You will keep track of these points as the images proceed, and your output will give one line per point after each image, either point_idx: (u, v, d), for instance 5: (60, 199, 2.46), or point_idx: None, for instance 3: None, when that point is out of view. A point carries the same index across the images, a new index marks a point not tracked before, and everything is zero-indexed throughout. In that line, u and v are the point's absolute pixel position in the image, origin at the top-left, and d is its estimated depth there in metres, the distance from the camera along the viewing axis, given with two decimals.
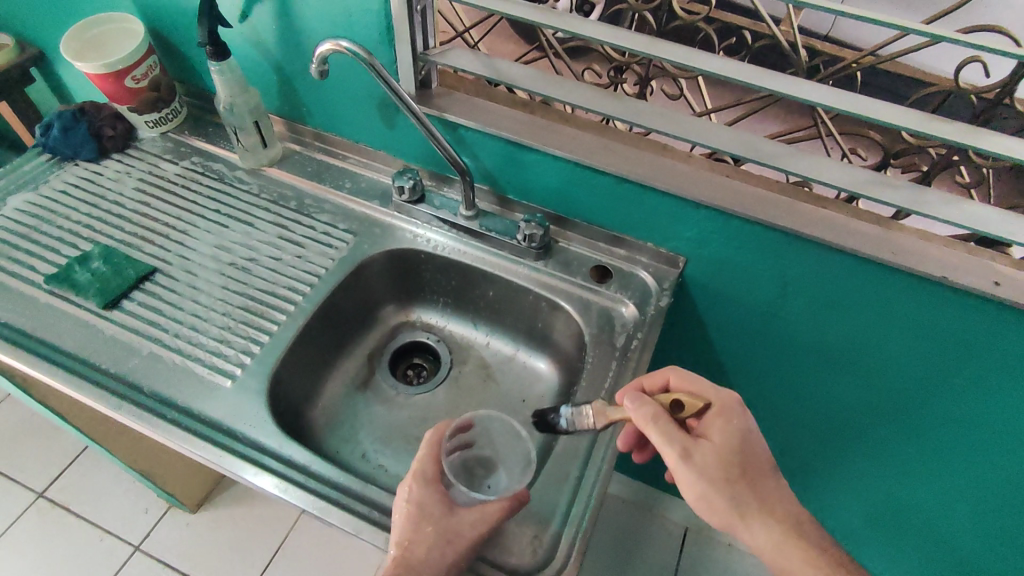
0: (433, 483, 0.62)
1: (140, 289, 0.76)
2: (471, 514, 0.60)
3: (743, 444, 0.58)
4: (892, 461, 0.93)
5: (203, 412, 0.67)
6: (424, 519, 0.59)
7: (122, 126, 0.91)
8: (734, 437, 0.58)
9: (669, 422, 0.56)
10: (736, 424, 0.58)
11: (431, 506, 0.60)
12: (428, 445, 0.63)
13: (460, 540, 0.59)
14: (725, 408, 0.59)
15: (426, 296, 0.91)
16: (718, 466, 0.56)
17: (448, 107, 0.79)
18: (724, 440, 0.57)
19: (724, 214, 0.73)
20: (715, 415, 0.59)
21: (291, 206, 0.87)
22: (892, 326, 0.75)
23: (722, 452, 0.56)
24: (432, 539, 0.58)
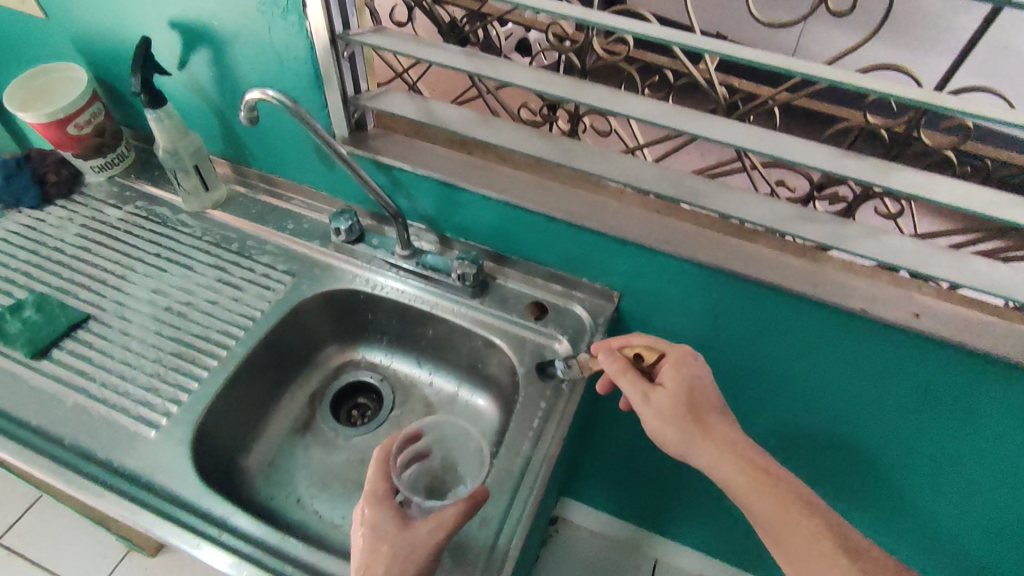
0: (385, 499, 0.58)
1: (71, 337, 0.76)
2: (428, 522, 0.57)
3: (694, 388, 0.64)
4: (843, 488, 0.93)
5: (122, 465, 0.66)
6: (379, 538, 0.55)
7: (67, 172, 0.92)
8: (681, 381, 0.64)
9: (630, 370, 0.65)
10: (684, 368, 0.65)
11: (386, 525, 0.56)
12: (377, 461, 0.60)
13: (417, 552, 0.55)
14: (678, 359, 0.66)
15: (369, 336, 0.91)
16: (673, 406, 0.63)
17: (383, 149, 0.80)
18: (675, 383, 0.64)
19: (652, 251, 0.73)
20: (671, 363, 0.66)
21: (232, 247, 0.87)
22: (825, 358, 0.75)
23: (672, 395, 0.64)
24: (388, 560, 0.54)
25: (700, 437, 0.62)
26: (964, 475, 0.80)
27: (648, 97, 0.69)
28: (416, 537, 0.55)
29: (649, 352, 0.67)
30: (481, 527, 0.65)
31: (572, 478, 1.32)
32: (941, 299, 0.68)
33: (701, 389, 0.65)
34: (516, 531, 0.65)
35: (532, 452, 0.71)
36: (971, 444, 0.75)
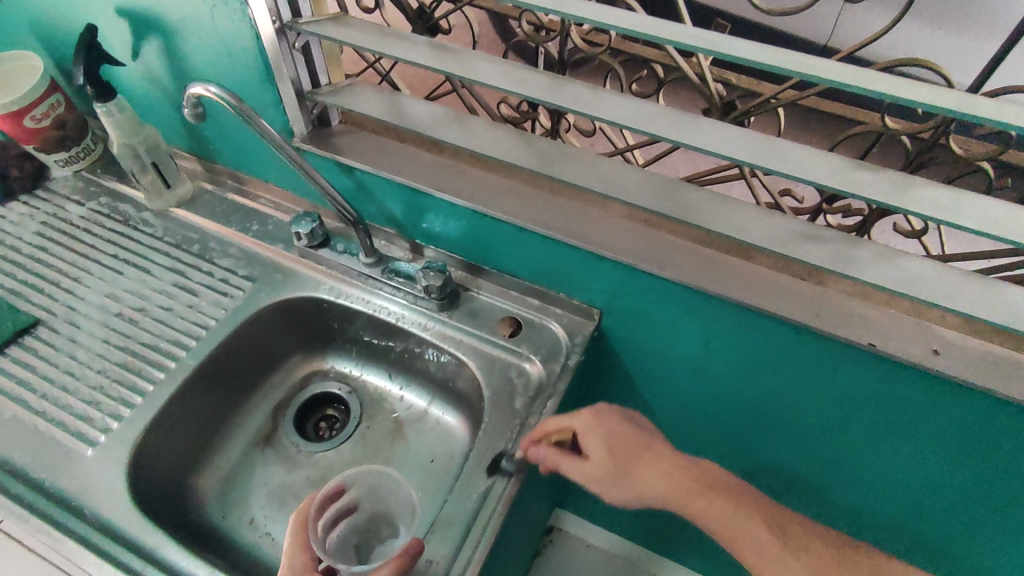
0: (305, 573, 0.56)
1: (17, 343, 0.73)
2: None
3: (617, 439, 0.64)
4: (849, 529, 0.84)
5: (53, 486, 0.63)
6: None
7: (30, 166, 0.88)
8: (604, 442, 0.63)
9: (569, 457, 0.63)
10: (600, 431, 0.64)
11: None
12: (295, 531, 0.59)
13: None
14: (591, 422, 0.64)
15: (338, 345, 0.85)
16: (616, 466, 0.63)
17: (345, 149, 0.74)
18: (600, 450, 0.63)
19: (632, 269, 0.65)
20: (585, 436, 0.64)
21: (192, 249, 0.83)
22: (827, 394, 0.66)
23: (603, 463, 0.63)
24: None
25: (648, 483, 0.63)
26: (987, 530, 0.70)
27: (629, 96, 0.60)
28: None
29: (563, 433, 0.65)
30: (435, 559, 0.60)
31: (564, 493, 1.25)
32: (967, 335, 0.59)
33: (625, 437, 0.64)
34: (473, 560, 0.59)
35: (487, 487, 0.64)
36: (995, 499, 0.65)
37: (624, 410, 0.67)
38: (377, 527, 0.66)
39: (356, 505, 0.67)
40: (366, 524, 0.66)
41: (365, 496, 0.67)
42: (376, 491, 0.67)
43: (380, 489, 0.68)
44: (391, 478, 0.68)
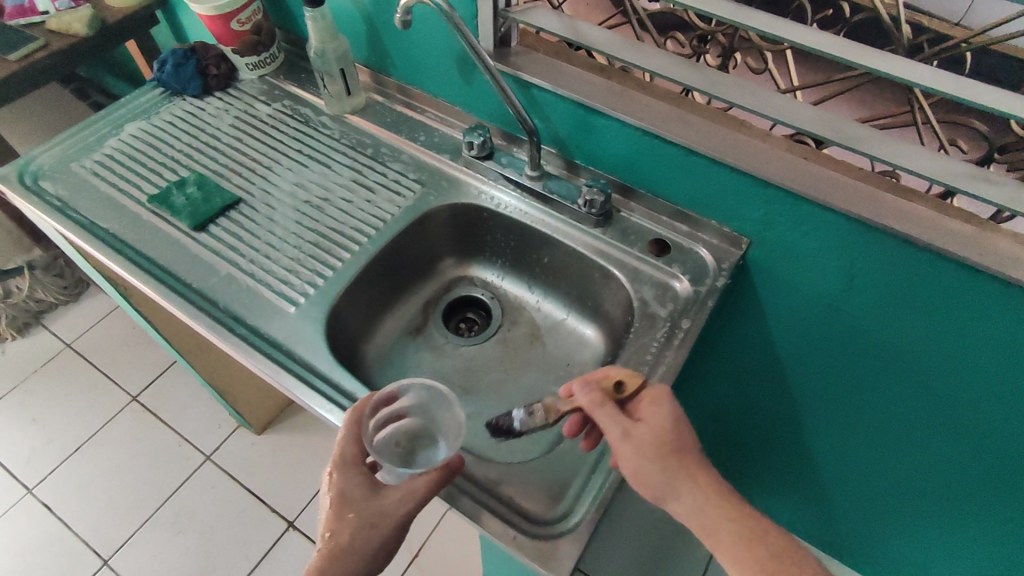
0: (353, 465, 0.62)
1: (225, 216, 0.83)
2: (397, 493, 0.61)
3: (682, 426, 0.59)
4: (940, 479, 0.88)
5: (267, 332, 0.74)
6: (345, 506, 0.60)
7: (225, 66, 0.98)
8: (671, 420, 0.58)
9: (613, 408, 0.59)
10: (671, 405, 0.59)
11: (354, 490, 0.61)
12: (349, 426, 0.63)
13: (386, 519, 0.60)
14: (657, 394, 0.60)
15: (485, 254, 0.93)
16: (652, 443, 0.57)
17: (524, 66, 0.80)
18: (660, 421, 0.58)
19: (796, 196, 0.70)
20: (648, 400, 0.60)
21: (367, 152, 0.92)
22: (967, 337, 0.70)
23: (658, 433, 0.57)
24: (354, 525, 0.59)
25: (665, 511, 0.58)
26: None
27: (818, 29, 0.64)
28: (384, 507, 0.60)
29: (632, 378, 0.60)
30: (559, 491, 0.64)
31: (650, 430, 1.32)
32: None
33: (684, 428, 0.59)
34: (588, 513, 0.62)
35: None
36: None
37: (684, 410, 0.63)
38: (422, 434, 0.68)
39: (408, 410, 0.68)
40: (413, 430, 0.68)
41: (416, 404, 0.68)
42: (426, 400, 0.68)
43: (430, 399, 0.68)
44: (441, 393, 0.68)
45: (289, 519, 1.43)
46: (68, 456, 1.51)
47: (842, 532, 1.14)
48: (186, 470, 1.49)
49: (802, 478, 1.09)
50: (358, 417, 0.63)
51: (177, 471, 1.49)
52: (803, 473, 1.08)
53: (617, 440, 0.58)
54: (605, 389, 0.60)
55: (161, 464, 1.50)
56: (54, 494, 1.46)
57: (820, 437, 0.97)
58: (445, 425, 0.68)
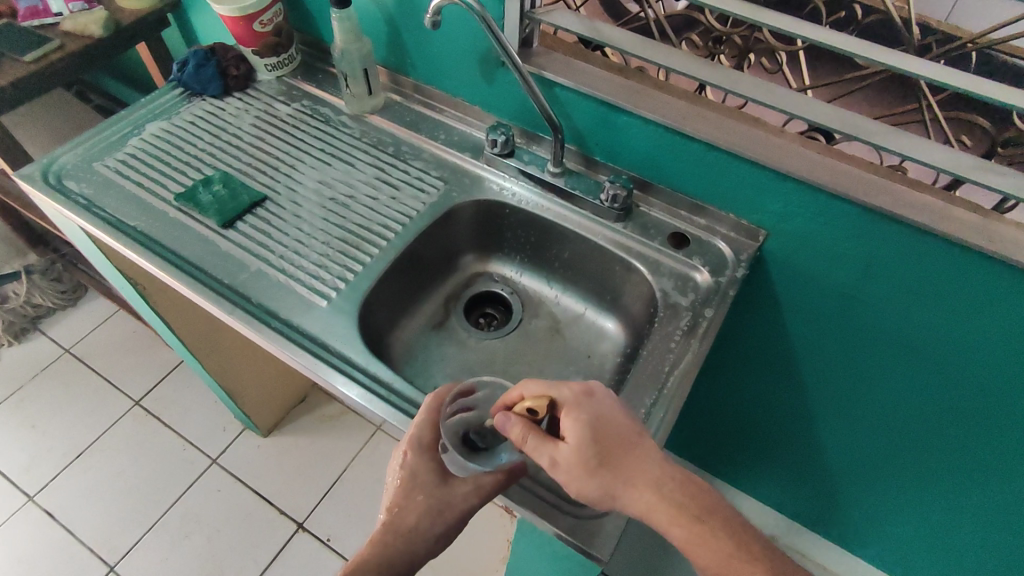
0: (427, 449, 0.63)
1: (252, 213, 0.84)
2: (465, 486, 0.63)
3: (604, 431, 0.55)
4: (945, 461, 0.92)
5: (301, 325, 0.75)
6: (415, 489, 0.63)
7: (245, 67, 0.99)
8: (589, 432, 0.55)
9: (539, 438, 0.55)
10: (588, 415, 0.55)
11: (424, 474, 0.63)
12: (430, 409, 0.63)
13: (450, 509, 0.62)
14: (572, 405, 0.55)
15: (505, 250, 0.95)
16: (580, 468, 0.54)
17: (547, 65, 0.82)
18: (580, 437, 0.54)
19: (813, 188, 0.73)
20: (564, 413, 0.55)
21: (389, 150, 0.93)
22: (975, 321, 0.73)
23: (580, 453, 0.54)
24: (422, 508, 0.62)
25: None
26: None
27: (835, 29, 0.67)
28: (451, 496, 0.63)
29: (541, 402, 0.55)
30: None
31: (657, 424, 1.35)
32: None
33: (608, 432, 0.55)
34: None
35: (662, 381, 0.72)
36: None
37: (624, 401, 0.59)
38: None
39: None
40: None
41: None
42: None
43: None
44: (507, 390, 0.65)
45: (299, 521, 1.43)
46: (70, 462, 1.49)
47: (848, 518, 1.17)
48: (192, 473, 1.48)
49: (808, 466, 1.13)
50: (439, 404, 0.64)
51: (183, 475, 1.48)
52: (810, 461, 1.11)
53: (549, 467, 0.55)
54: (522, 417, 0.56)
55: (166, 468, 1.49)
56: (56, 500, 1.44)
57: (828, 424, 1.01)
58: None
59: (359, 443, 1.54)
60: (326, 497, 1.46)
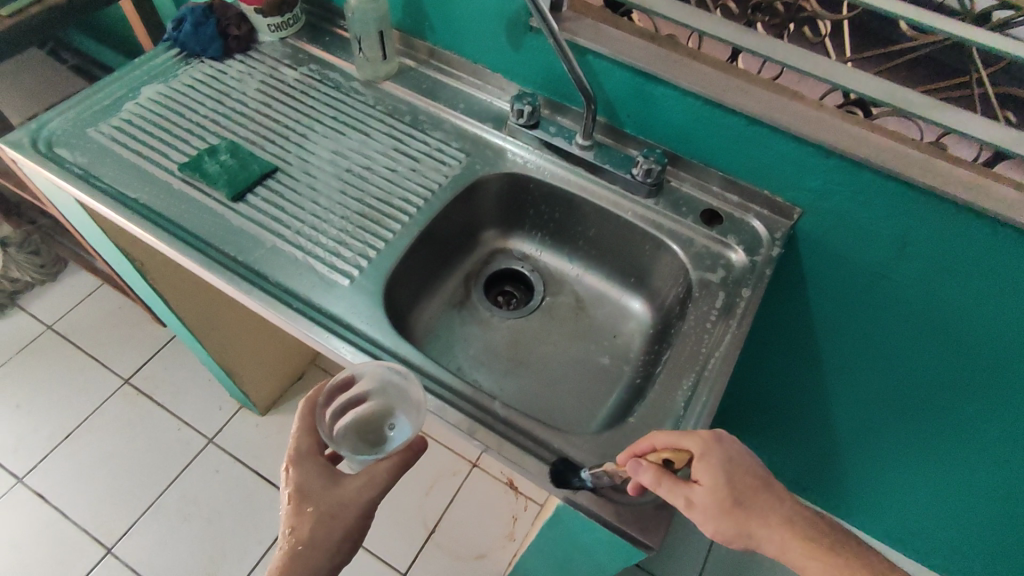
0: (308, 457, 0.62)
1: (263, 185, 0.79)
2: (358, 480, 0.61)
3: (737, 470, 0.54)
4: (962, 436, 0.92)
5: (321, 305, 0.71)
6: (303, 500, 0.60)
7: (246, 27, 0.93)
8: (722, 472, 0.54)
9: (675, 483, 0.54)
10: (721, 456, 0.54)
11: (313, 480, 0.61)
12: (303, 416, 0.64)
13: (347, 510, 0.60)
14: (708, 450, 0.54)
15: (526, 225, 0.92)
16: (721, 510, 0.53)
17: (579, 31, 0.77)
18: (715, 477, 0.54)
19: (857, 164, 0.70)
20: (698, 460, 0.54)
21: (405, 119, 0.88)
22: (1011, 298, 0.72)
23: (720, 495, 0.53)
24: (313, 518, 0.59)
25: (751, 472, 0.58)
26: None
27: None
28: (343, 496, 0.60)
29: (679, 454, 0.55)
30: None
31: None
32: None
33: (743, 468, 0.55)
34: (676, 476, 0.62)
35: (702, 364, 0.70)
36: None
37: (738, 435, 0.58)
38: (385, 417, 0.66)
39: (366, 394, 0.66)
40: (374, 415, 0.66)
41: (374, 389, 0.66)
42: (385, 385, 0.65)
43: (389, 384, 0.65)
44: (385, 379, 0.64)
45: None
46: (59, 443, 1.44)
47: (855, 490, 1.19)
48: (188, 453, 1.44)
49: (819, 441, 1.13)
50: (311, 407, 0.64)
51: (179, 455, 1.44)
52: (823, 436, 1.12)
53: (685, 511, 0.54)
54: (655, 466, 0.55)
55: (161, 448, 1.45)
56: (46, 482, 1.39)
57: (845, 400, 1.01)
58: (405, 407, 0.65)
59: None
60: None
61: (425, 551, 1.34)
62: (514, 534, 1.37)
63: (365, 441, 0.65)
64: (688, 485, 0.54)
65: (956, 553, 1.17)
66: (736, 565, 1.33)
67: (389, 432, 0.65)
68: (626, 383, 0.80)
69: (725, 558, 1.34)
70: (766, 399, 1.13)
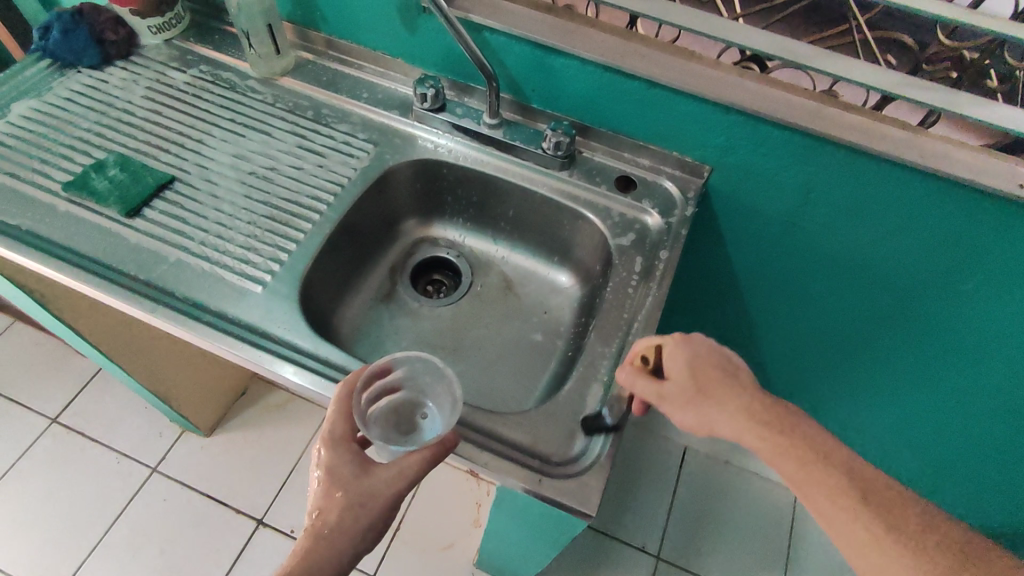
0: (342, 443, 0.58)
1: (159, 197, 0.75)
2: (387, 472, 0.57)
3: (703, 367, 0.58)
4: (879, 363, 0.98)
5: (235, 315, 0.68)
6: (333, 485, 0.56)
7: (125, 31, 0.87)
8: (687, 367, 0.58)
9: (645, 377, 0.59)
10: (687, 353, 0.59)
11: (342, 467, 0.57)
12: (338, 401, 0.59)
13: (376, 500, 0.56)
14: (676, 342, 0.59)
15: (447, 211, 0.91)
16: (690, 397, 0.58)
17: (473, 7, 0.76)
18: (681, 370, 0.58)
19: (754, 118, 0.72)
20: (670, 357, 0.59)
21: (308, 114, 0.85)
22: (899, 233, 0.77)
23: (682, 385, 0.58)
24: (342, 506, 0.55)
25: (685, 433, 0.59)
26: (1010, 350, 0.84)
27: None
28: (373, 486, 0.56)
29: (651, 349, 0.61)
30: (569, 434, 0.65)
31: None
32: None
33: (709, 364, 0.58)
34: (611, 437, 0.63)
35: (626, 329, 0.71)
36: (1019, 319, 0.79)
37: (727, 347, 0.61)
38: (418, 406, 0.65)
39: (402, 382, 0.65)
40: (407, 404, 0.65)
41: (412, 376, 0.64)
42: (424, 373, 0.64)
43: (429, 371, 0.64)
44: (432, 365, 0.63)
45: (258, 517, 1.36)
46: None
47: None
48: (131, 486, 1.38)
49: (758, 389, 1.17)
50: (349, 391, 0.59)
51: (121, 489, 1.37)
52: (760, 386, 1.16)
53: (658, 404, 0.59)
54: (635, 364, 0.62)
55: (100, 485, 1.37)
56: None
57: (774, 346, 1.05)
58: (441, 396, 0.64)
59: (311, 429, 1.48)
60: (285, 488, 1.40)
61: (391, 551, 1.32)
62: (479, 520, 1.37)
63: (397, 430, 0.64)
64: (658, 380, 0.59)
65: (891, 477, 1.24)
66: (695, 523, 1.36)
67: (421, 421, 0.64)
68: (560, 357, 0.81)
69: (684, 517, 1.37)
70: None
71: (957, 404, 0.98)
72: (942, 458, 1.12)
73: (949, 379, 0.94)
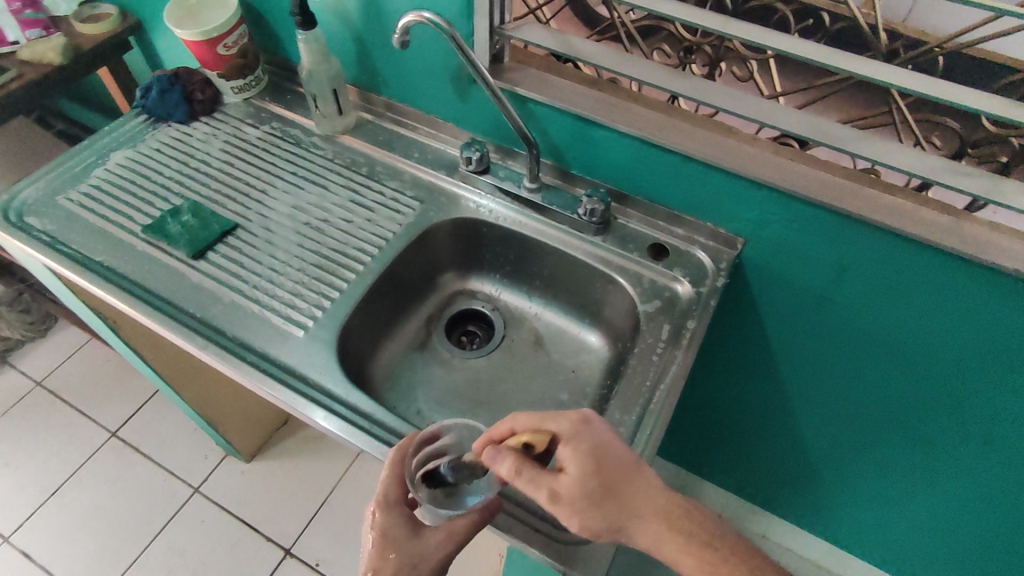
0: (396, 505, 0.61)
1: (223, 242, 0.83)
2: (437, 535, 0.60)
3: (608, 463, 0.55)
4: (925, 453, 0.93)
5: (278, 357, 0.73)
6: (388, 546, 0.59)
7: (210, 91, 0.97)
8: (590, 460, 0.54)
9: (532, 469, 0.54)
10: (589, 444, 0.55)
11: (396, 530, 0.60)
12: (393, 464, 0.61)
13: (425, 560, 0.59)
14: (573, 434, 0.55)
15: (484, 266, 0.94)
16: (585, 496, 0.54)
17: (520, 81, 0.81)
18: (581, 465, 0.54)
19: (788, 196, 0.73)
20: (562, 444, 0.55)
21: (362, 171, 0.92)
22: (941, 318, 0.74)
23: (582, 484, 0.54)
24: (396, 566, 0.58)
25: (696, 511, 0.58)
26: None
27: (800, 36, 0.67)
28: (424, 548, 0.60)
29: (538, 437, 0.56)
30: None
31: None
32: None
33: (611, 463, 0.55)
34: None
35: (647, 398, 0.71)
36: None
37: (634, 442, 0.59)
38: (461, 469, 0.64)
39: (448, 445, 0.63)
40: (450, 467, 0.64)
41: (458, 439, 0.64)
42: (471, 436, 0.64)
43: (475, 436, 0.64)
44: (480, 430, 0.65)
45: (286, 547, 1.40)
46: (45, 500, 1.44)
47: (837, 514, 1.18)
48: (173, 504, 1.45)
49: (795, 465, 1.13)
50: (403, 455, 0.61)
51: (164, 506, 1.44)
52: (797, 462, 1.11)
53: (551, 503, 0.54)
54: (516, 450, 0.55)
55: (146, 500, 1.45)
56: (32, 541, 1.39)
57: (812, 423, 1.01)
58: None
59: (344, 464, 1.52)
60: (314, 520, 1.43)
61: None
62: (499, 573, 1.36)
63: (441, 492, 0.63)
64: (551, 475, 0.55)
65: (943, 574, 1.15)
66: None
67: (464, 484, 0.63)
68: None
69: None
70: (738, 426, 1.13)
71: (1013, 504, 0.91)
72: (1000, 560, 1.03)
73: (1002, 475, 0.88)
